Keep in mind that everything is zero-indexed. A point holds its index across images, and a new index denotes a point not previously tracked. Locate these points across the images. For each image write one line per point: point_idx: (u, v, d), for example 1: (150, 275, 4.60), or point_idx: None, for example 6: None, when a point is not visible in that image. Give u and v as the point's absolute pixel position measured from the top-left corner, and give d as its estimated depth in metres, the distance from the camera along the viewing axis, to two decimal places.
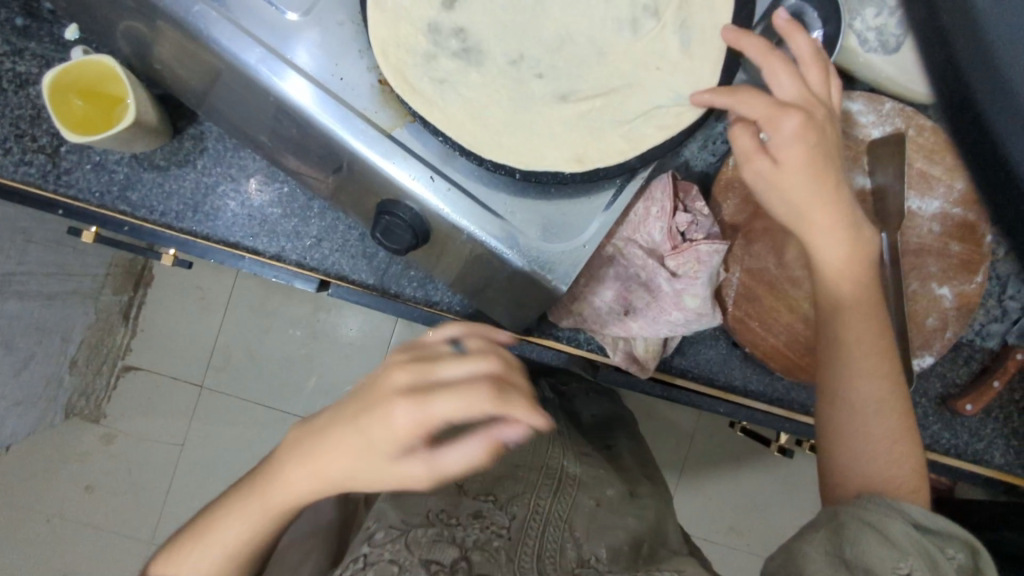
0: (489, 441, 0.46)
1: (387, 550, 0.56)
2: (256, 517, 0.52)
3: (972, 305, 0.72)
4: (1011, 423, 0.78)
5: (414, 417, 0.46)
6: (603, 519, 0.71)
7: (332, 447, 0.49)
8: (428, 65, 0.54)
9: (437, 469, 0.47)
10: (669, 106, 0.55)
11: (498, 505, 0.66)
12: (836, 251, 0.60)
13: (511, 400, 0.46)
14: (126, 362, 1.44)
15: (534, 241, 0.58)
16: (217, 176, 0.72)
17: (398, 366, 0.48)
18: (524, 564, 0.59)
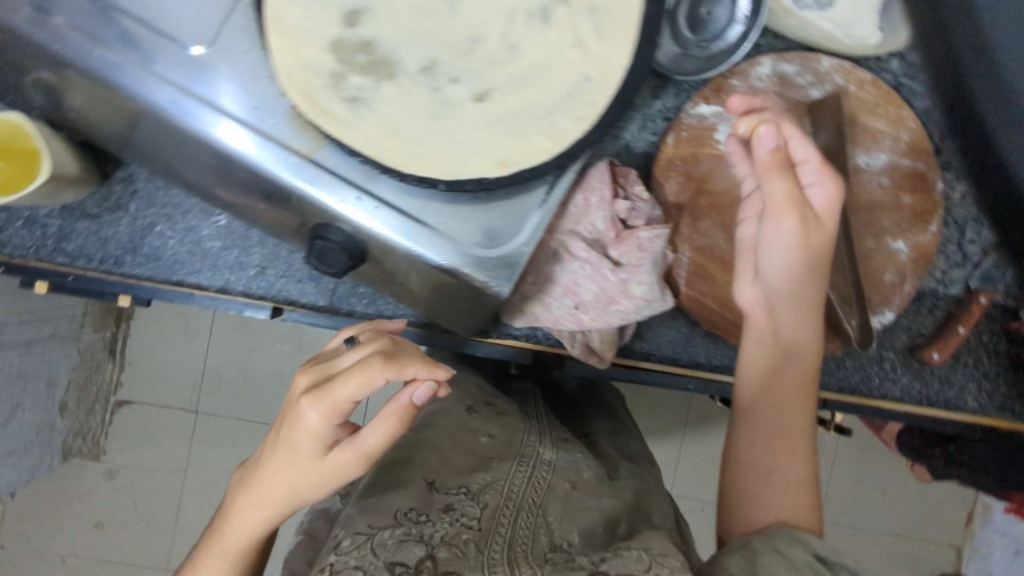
0: (398, 406, 0.50)
1: (352, 558, 0.56)
2: (218, 560, 0.56)
3: (929, 255, 0.71)
4: (981, 365, 0.78)
5: (321, 408, 0.50)
6: (577, 501, 0.70)
7: (268, 470, 0.54)
8: (336, 83, 0.52)
9: (361, 449, 0.52)
10: (584, 91, 0.54)
11: (471, 497, 0.65)
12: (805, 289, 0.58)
13: (404, 363, 0.50)
14: (119, 397, 1.44)
15: (471, 247, 0.58)
16: (153, 216, 0.69)
17: (302, 378, 0.53)
18: (493, 554, 0.57)
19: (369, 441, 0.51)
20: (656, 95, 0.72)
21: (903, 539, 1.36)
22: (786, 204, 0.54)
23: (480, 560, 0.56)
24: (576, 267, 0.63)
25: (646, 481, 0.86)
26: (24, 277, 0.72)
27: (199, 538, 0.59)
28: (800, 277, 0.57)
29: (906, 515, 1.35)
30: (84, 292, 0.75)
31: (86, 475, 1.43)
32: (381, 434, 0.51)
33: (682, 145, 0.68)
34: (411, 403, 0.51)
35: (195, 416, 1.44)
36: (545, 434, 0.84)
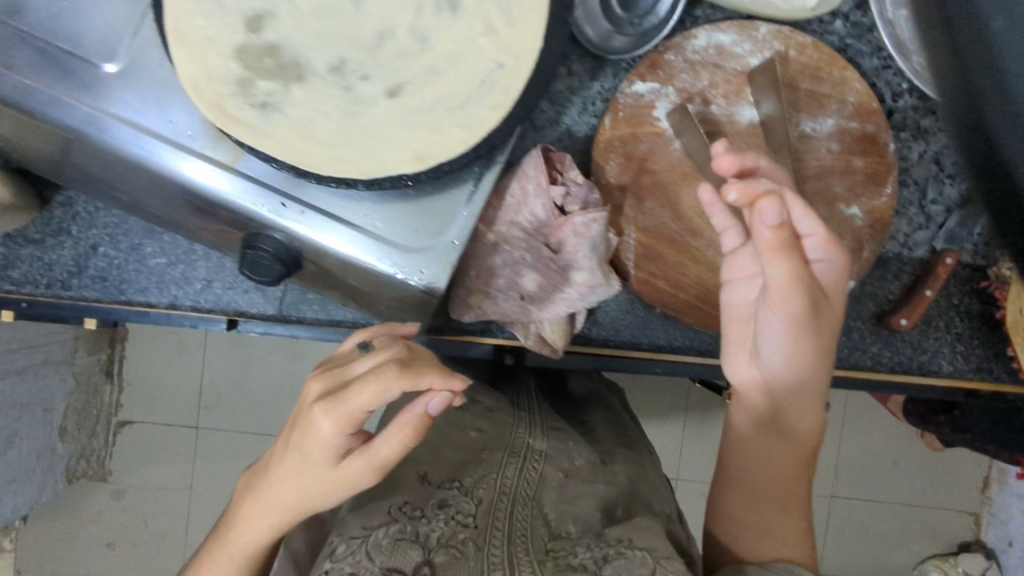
0: (412, 416, 0.45)
1: (345, 564, 0.48)
2: (224, 566, 0.52)
3: (884, 219, 0.69)
4: (954, 328, 0.76)
5: (334, 416, 0.45)
6: (570, 489, 0.64)
7: (276, 475, 0.49)
8: (243, 88, 0.51)
9: (375, 460, 0.46)
10: (498, 78, 0.52)
11: (463, 492, 0.59)
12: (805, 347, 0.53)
13: (421, 371, 0.44)
14: (120, 418, 1.45)
15: (401, 245, 0.58)
16: (95, 237, 0.69)
17: (314, 384, 0.48)
18: (493, 552, 0.50)
19: (383, 452, 0.46)
20: (594, 77, 0.70)
21: (915, 509, 1.32)
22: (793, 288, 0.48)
23: (480, 561, 0.48)
24: (517, 257, 0.64)
25: (645, 467, 0.79)
26: None
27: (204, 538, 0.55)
28: (805, 360, 0.53)
29: (915, 485, 1.32)
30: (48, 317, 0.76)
31: (93, 498, 1.45)
32: (396, 445, 0.46)
33: (620, 125, 0.67)
34: (425, 413, 0.45)
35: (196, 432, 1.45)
36: (536, 424, 0.77)
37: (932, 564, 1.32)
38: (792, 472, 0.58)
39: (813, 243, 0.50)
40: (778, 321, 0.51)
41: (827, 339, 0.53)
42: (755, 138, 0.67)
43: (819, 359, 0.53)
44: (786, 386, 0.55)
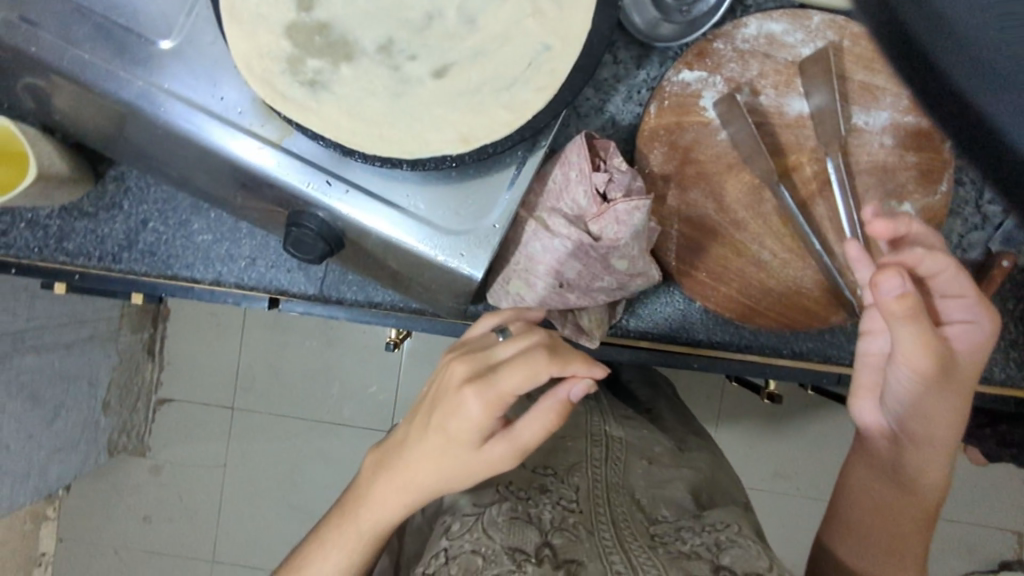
0: (556, 400, 0.49)
1: (466, 541, 0.52)
2: (356, 542, 0.55)
3: (939, 217, 0.66)
4: (1008, 334, 0.72)
5: (484, 399, 0.48)
6: (658, 474, 0.69)
7: (415, 456, 0.52)
8: (294, 66, 0.52)
9: (518, 443, 0.50)
10: (543, 60, 0.52)
11: (560, 479, 0.62)
12: (939, 406, 0.53)
13: (566, 358, 0.49)
14: (159, 396, 1.50)
15: (442, 227, 0.58)
16: (145, 213, 0.71)
17: (458, 365, 0.52)
18: (604, 535, 0.54)
19: (526, 435, 0.50)
20: (640, 65, 0.70)
21: (955, 524, 1.28)
22: (924, 351, 0.49)
23: (596, 544, 0.52)
24: (558, 245, 0.61)
25: (719, 460, 0.83)
26: (44, 280, 0.74)
27: (332, 511, 0.59)
28: (935, 414, 0.53)
29: (957, 499, 1.28)
30: (99, 293, 0.78)
31: (134, 470, 1.50)
32: (539, 429, 0.50)
33: (666, 114, 0.66)
34: (566, 399, 0.49)
35: (232, 413, 1.48)
36: (608, 413, 0.80)
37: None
38: (912, 524, 0.56)
39: (960, 304, 0.52)
40: (905, 376, 0.52)
41: (957, 399, 0.53)
42: (804, 130, 0.66)
43: (949, 417, 0.53)
44: (910, 440, 0.55)
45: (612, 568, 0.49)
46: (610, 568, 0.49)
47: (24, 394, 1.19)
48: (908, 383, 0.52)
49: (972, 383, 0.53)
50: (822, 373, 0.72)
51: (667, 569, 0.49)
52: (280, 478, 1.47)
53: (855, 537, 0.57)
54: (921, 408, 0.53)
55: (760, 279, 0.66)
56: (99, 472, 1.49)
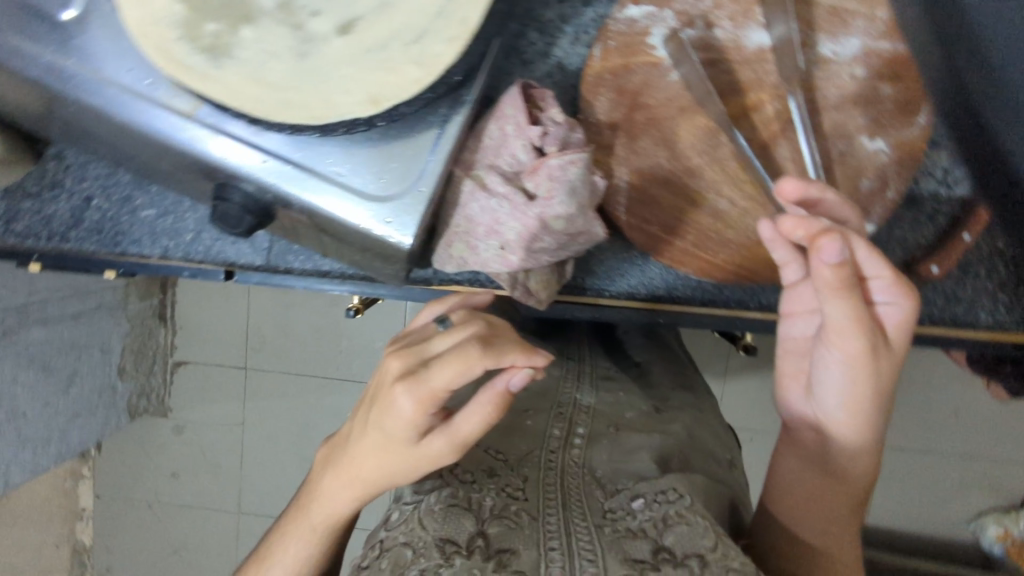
0: (494, 392, 0.47)
1: (402, 533, 0.50)
2: (307, 534, 0.53)
3: (915, 153, 0.60)
4: (996, 275, 0.67)
5: (416, 396, 0.46)
6: (625, 443, 0.65)
7: (359, 449, 0.50)
8: (189, 30, 0.49)
9: (458, 438, 0.48)
10: (451, 9, 0.49)
11: (510, 466, 0.59)
12: (862, 392, 0.50)
13: (501, 349, 0.47)
14: (177, 358, 1.52)
15: (367, 194, 0.55)
16: (88, 190, 0.70)
17: (392, 361, 0.49)
18: (549, 521, 0.51)
19: (465, 429, 0.48)
20: (587, 3, 0.64)
21: (975, 461, 1.22)
22: (855, 329, 0.47)
23: (537, 531, 0.49)
24: (495, 205, 0.58)
25: (701, 413, 0.80)
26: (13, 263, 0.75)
27: (288, 504, 0.57)
28: (862, 401, 0.50)
29: (976, 437, 1.22)
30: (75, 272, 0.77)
31: (158, 430, 1.55)
32: (479, 422, 0.48)
33: (612, 56, 0.61)
34: (506, 390, 0.47)
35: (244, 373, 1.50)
36: (585, 377, 0.81)
37: (990, 518, 1.21)
38: (847, 506, 0.55)
39: (879, 285, 0.49)
40: (835, 358, 0.50)
41: (888, 385, 0.50)
42: (765, 65, 0.60)
43: (880, 404, 0.51)
44: (843, 428, 0.53)
45: (547, 556, 0.46)
46: (545, 557, 0.46)
47: (36, 364, 1.23)
48: (841, 368, 0.50)
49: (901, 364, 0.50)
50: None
51: (606, 556, 0.47)
52: (291, 434, 1.50)
53: (790, 512, 0.56)
54: (854, 397, 0.51)
55: (719, 229, 0.62)
56: (123, 433, 1.56)
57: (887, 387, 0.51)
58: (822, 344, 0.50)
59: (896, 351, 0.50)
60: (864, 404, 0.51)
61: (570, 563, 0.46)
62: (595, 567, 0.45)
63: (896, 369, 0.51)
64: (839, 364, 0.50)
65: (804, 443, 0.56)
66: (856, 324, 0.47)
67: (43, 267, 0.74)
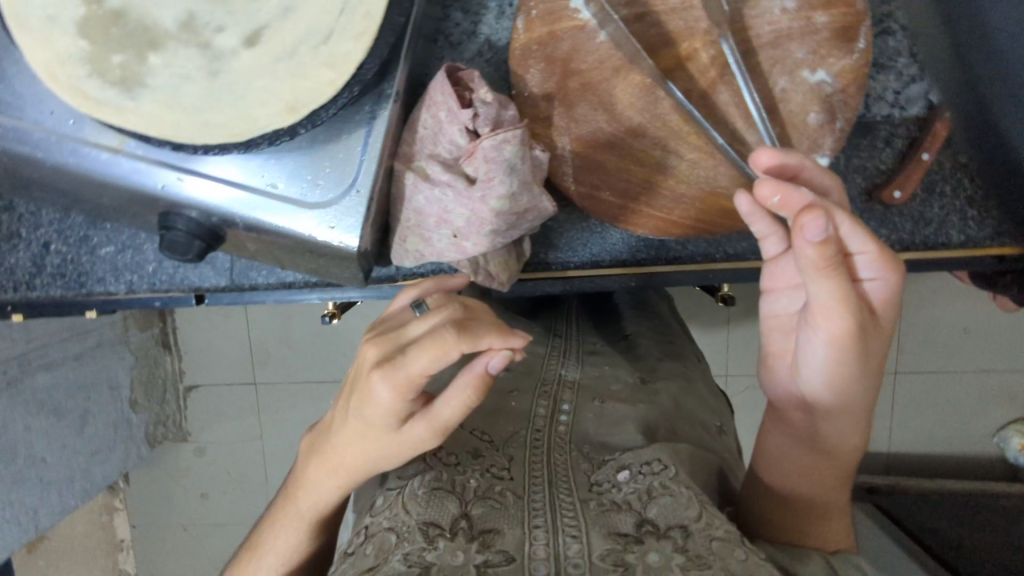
0: (474, 375, 0.45)
1: (386, 519, 0.49)
2: (294, 525, 0.53)
3: (858, 80, 0.59)
4: (962, 191, 0.66)
5: (392, 383, 0.44)
6: (611, 413, 0.64)
7: (341, 438, 0.49)
8: (97, 65, 0.48)
9: (437, 422, 0.46)
10: (355, 5, 0.49)
11: (495, 446, 0.58)
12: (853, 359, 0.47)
13: (479, 332, 0.43)
14: (187, 383, 1.48)
15: (306, 202, 0.55)
16: (44, 236, 0.71)
17: (369, 349, 0.47)
18: (535, 499, 0.50)
19: (446, 413, 0.46)
20: None
21: (992, 375, 1.20)
22: (843, 307, 0.44)
23: (521, 509, 0.49)
24: (439, 194, 0.58)
25: (689, 381, 0.78)
26: None
27: (277, 493, 0.56)
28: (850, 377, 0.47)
29: (989, 350, 1.19)
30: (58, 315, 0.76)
31: (180, 456, 1.51)
32: (458, 407, 0.46)
33: (536, 26, 0.59)
34: (486, 371, 0.45)
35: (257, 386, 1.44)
36: (570, 354, 0.80)
37: (1012, 429, 1.20)
38: (838, 482, 0.52)
39: (864, 260, 0.45)
40: (822, 336, 0.46)
41: (873, 362, 0.48)
42: (693, 11, 0.58)
43: (865, 380, 0.48)
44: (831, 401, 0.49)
45: (531, 535, 0.46)
46: (529, 535, 0.46)
47: (46, 409, 1.24)
48: (828, 346, 0.46)
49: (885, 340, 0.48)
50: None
51: (590, 531, 0.46)
52: None
53: (779, 478, 0.52)
54: (842, 373, 0.47)
55: (670, 185, 0.62)
56: (148, 464, 1.51)
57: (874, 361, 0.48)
58: (807, 323, 0.47)
59: (881, 328, 0.47)
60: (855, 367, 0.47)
61: (553, 539, 0.45)
62: (579, 544, 0.45)
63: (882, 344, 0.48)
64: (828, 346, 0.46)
65: (791, 422, 0.53)
66: (842, 302, 0.44)
67: (24, 316, 0.74)
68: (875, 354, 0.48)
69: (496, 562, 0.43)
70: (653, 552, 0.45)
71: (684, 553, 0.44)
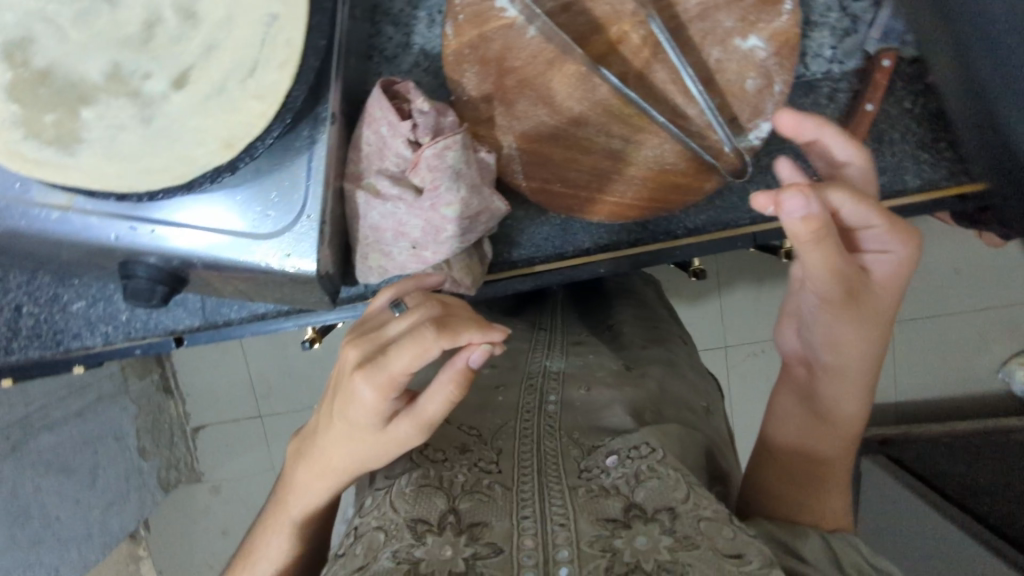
0: (454, 371, 0.42)
1: (375, 516, 0.45)
2: (281, 533, 0.51)
3: (793, 40, 0.58)
4: (915, 134, 0.66)
5: (375, 384, 0.42)
6: (596, 400, 0.59)
7: (326, 439, 0.48)
8: (32, 127, 0.48)
9: (422, 419, 0.44)
10: (272, 34, 0.49)
11: (484, 440, 0.53)
12: (846, 323, 0.46)
13: (457, 327, 0.42)
14: (194, 425, 1.48)
15: (261, 234, 0.56)
16: (16, 300, 0.72)
17: (349, 350, 0.45)
18: (524, 488, 0.45)
19: (430, 408, 0.44)
20: None
21: (990, 312, 1.19)
22: (832, 278, 0.43)
23: (511, 500, 0.44)
24: (391, 208, 0.59)
25: (674, 367, 0.75)
26: None
27: (265, 501, 0.55)
28: (846, 344, 0.47)
29: (982, 287, 1.18)
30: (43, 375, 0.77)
31: (196, 498, 1.49)
32: (440, 404, 0.43)
33: (465, 30, 0.60)
34: (467, 367, 0.42)
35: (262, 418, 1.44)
36: (554, 345, 0.77)
37: (1015, 362, 1.18)
38: (839, 448, 0.51)
39: (872, 232, 0.45)
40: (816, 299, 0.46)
41: (876, 337, 0.47)
42: None
43: (868, 354, 0.48)
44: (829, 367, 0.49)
45: (520, 528, 0.41)
46: (518, 527, 0.42)
47: (54, 469, 1.22)
48: (820, 311, 0.47)
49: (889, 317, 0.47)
50: (739, 238, 0.67)
51: (580, 520, 0.41)
52: None
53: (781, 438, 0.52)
54: (837, 338, 0.47)
55: (619, 169, 0.62)
56: (166, 510, 1.49)
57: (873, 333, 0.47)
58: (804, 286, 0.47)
59: (885, 304, 0.47)
60: (849, 329, 0.47)
61: (543, 530, 0.41)
62: (567, 532, 0.40)
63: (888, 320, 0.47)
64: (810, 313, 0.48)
65: (794, 379, 0.53)
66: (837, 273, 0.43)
67: (13, 380, 0.76)
68: (879, 327, 0.47)
69: (485, 556, 0.39)
70: (642, 536, 0.40)
71: (671, 534, 0.40)
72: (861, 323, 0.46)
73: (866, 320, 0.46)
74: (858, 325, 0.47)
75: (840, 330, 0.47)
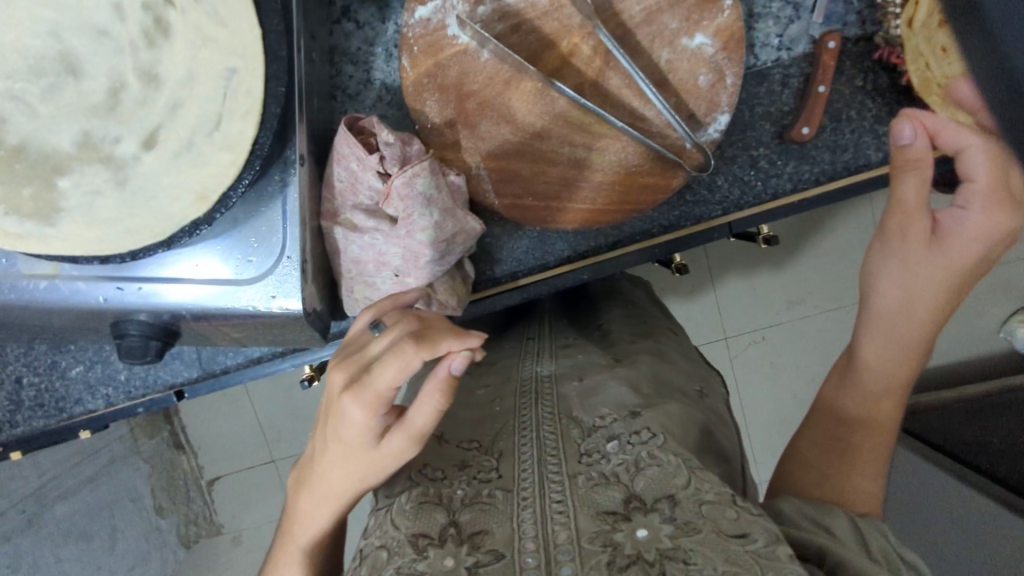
0: (437, 381, 0.43)
1: (378, 536, 0.45)
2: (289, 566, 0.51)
3: (736, 35, 0.60)
4: (870, 109, 0.67)
5: (364, 402, 0.44)
6: (590, 382, 0.61)
7: (323, 465, 0.49)
8: (11, 203, 0.50)
9: (413, 433, 0.45)
10: (234, 85, 0.50)
11: (484, 449, 0.53)
12: (891, 259, 0.53)
13: (434, 337, 0.43)
14: (208, 476, 1.46)
15: (244, 279, 0.57)
16: (14, 372, 0.73)
17: (335, 373, 0.46)
18: (524, 486, 0.46)
19: (419, 420, 0.44)
20: (384, 19, 0.67)
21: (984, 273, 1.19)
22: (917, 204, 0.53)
23: (510, 504, 0.44)
24: (370, 239, 0.60)
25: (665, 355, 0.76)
26: None
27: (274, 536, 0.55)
28: (892, 282, 0.53)
29: None
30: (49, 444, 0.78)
31: (218, 552, 1.47)
32: (429, 414, 0.44)
33: (421, 60, 0.62)
34: (449, 375, 0.43)
35: (275, 463, 1.43)
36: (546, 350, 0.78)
37: (1016, 321, 1.17)
38: (876, 414, 0.51)
39: (970, 190, 0.52)
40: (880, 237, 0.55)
41: (928, 287, 0.52)
42: (563, 10, 0.60)
43: (919, 303, 0.52)
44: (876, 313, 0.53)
45: (521, 531, 0.41)
46: (518, 527, 0.42)
47: (74, 537, 1.23)
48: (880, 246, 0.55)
49: (951, 270, 0.52)
50: (714, 230, 0.70)
51: (580, 514, 0.41)
52: None
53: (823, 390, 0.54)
54: (886, 276, 0.53)
55: (587, 176, 0.64)
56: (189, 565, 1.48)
57: (921, 277, 0.52)
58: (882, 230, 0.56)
59: (944, 259, 0.52)
60: (892, 265, 0.53)
61: (543, 530, 0.41)
62: (569, 530, 0.40)
63: (947, 277, 0.52)
64: (867, 262, 0.55)
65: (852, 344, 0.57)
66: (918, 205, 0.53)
67: (21, 452, 0.77)
68: (934, 278, 0.52)
69: (487, 563, 0.39)
70: (644, 528, 0.40)
71: (672, 523, 0.40)
72: (907, 264, 0.53)
73: (913, 261, 0.52)
74: (905, 264, 0.53)
75: (889, 267, 0.53)
